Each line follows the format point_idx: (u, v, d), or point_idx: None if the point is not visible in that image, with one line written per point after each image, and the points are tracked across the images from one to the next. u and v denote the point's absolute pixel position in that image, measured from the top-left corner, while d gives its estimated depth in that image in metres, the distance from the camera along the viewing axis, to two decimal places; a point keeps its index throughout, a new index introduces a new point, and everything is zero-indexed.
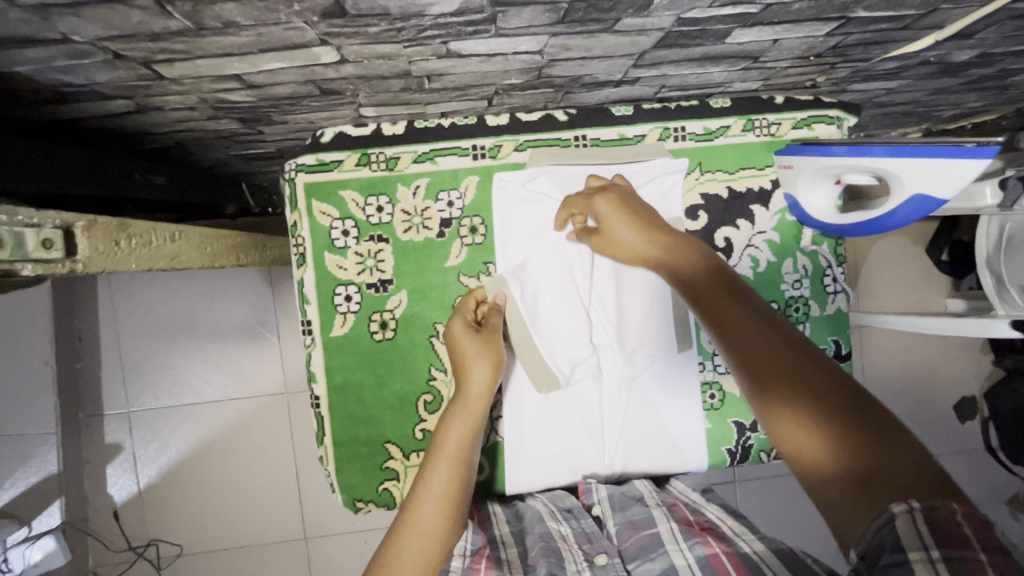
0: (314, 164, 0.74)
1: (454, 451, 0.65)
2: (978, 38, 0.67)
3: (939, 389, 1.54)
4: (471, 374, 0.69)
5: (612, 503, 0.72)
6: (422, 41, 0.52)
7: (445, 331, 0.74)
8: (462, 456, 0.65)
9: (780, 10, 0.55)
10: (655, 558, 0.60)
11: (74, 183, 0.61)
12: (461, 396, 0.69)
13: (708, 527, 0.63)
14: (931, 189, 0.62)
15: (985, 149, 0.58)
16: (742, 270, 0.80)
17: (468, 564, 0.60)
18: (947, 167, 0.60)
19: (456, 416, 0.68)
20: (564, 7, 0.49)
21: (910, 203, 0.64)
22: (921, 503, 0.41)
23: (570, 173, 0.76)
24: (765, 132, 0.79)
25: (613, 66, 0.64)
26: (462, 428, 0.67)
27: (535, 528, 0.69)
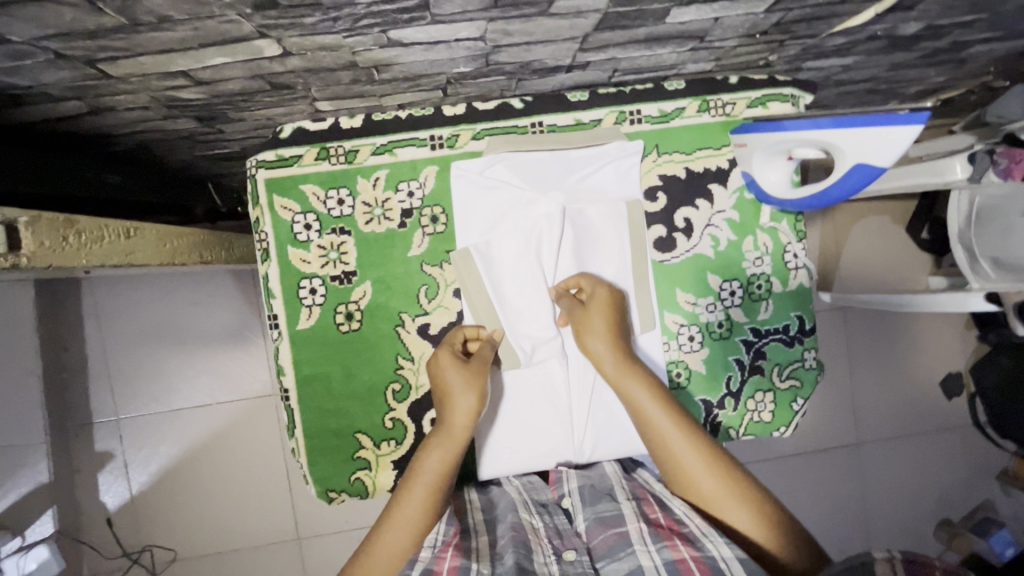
0: (273, 159, 0.75)
1: (430, 480, 0.66)
2: (920, 10, 0.68)
3: (924, 367, 1.55)
4: (455, 404, 0.70)
5: (582, 496, 0.71)
6: (360, 30, 0.53)
7: (432, 360, 0.75)
8: (437, 486, 0.66)
9: None
10: (622, 558, 0.58)
11: (24, 178, 0.59)
12: (444, 425, 0.70)
13: (677, 528, 0.61)
14: (871, 159, 0.62)
15: (918, 116, 0.59)
16: (702, 250, 0.81)
17: (435, 553, 0.59)
18: (886, 136, 0.61)
19: (438, 445, 0.69)
20: None
21: (852, 174, 0.65)
22: (902, 554, 0.48)
23: (527, 159, 0.77)
24: (721, 112, 0.80)
25: (559, 50, 0.65)
26: (441, 457, 0.68)
27: (507, 518, 0.68)
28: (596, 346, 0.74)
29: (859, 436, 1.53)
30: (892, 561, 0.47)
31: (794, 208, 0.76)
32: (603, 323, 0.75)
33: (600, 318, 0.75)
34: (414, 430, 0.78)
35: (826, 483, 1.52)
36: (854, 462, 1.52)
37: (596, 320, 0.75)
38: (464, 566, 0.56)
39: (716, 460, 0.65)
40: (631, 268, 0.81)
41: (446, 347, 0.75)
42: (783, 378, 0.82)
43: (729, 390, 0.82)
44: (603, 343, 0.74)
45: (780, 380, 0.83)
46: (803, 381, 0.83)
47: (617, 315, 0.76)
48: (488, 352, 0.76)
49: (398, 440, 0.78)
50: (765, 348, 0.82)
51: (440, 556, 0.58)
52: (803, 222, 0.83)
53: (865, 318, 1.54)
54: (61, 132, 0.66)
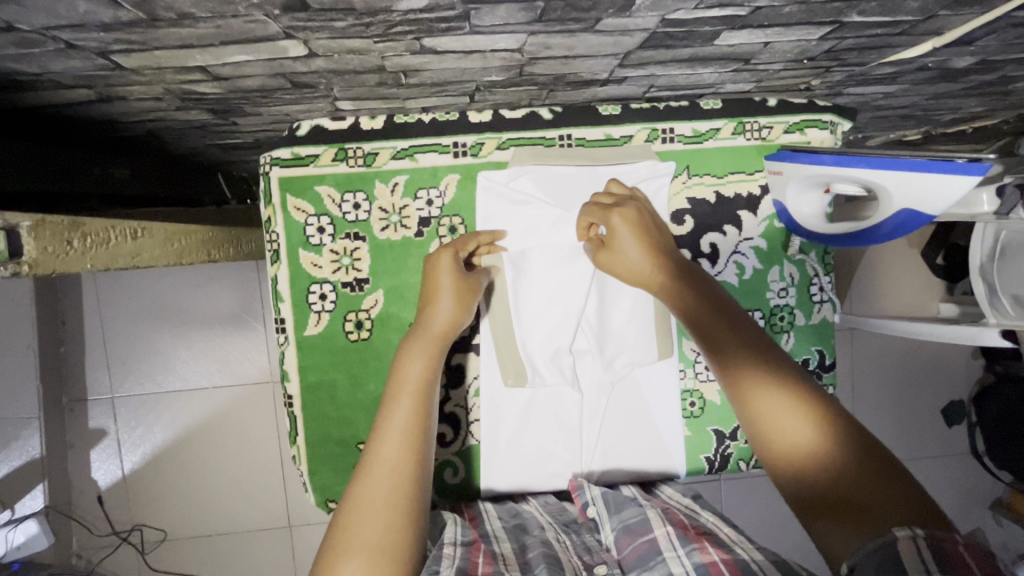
0: (289, 157, 0.72)
1: (415, 384, 0.59)
2: (979, 45, 0.64)
3: (928, 393, 1.54)
4: (438, 309, 0.66)
5: (605, 503, 0.70)
6: (393, 36, 0.50)
7: (429, 260, 0.70)
8: (421, 392, 0.59)
9: (769, 13, 0.51)
10: (654, 567, 0.56)
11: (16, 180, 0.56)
12: (425, 331, 0.64)
13: (703, 532, 0.61)
14: (917, 205, 0.61)
15: (978, 166, 0.55)
16: (727, 278, 0.79)
17: (466, 554, 0.57)
18: (935, 182, 0.58)
19: (418, 350, 0.62)
20: (540, 6, 0.46)
21: (898, 217, 0.63)
22: (925, 532, 0.40)
23: (554, 173, 0.74)
24: (756, 135, 0.77)
25: (598, 65, 0.62)
26: (426, 363, 0.61)
27: (534, 532, 0.66)
28: (635, 270, 0.66)
29: None
30: (915, 539, 0.40)
31: (823, 237, 0.74)
32: (642, 249, 0.66)
33: (631, 243, 0.66)
34: None
35: None
36: None
37: (632, 250, 0.66)
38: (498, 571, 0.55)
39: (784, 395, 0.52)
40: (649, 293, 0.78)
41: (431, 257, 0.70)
42: None
43: None
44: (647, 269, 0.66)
45: None
46: None
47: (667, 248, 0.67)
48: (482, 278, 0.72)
49: None
50: None
51: (473, 558, 0.56)
52: (831, 254, 0.80)
53: (875, 343, 1.52)
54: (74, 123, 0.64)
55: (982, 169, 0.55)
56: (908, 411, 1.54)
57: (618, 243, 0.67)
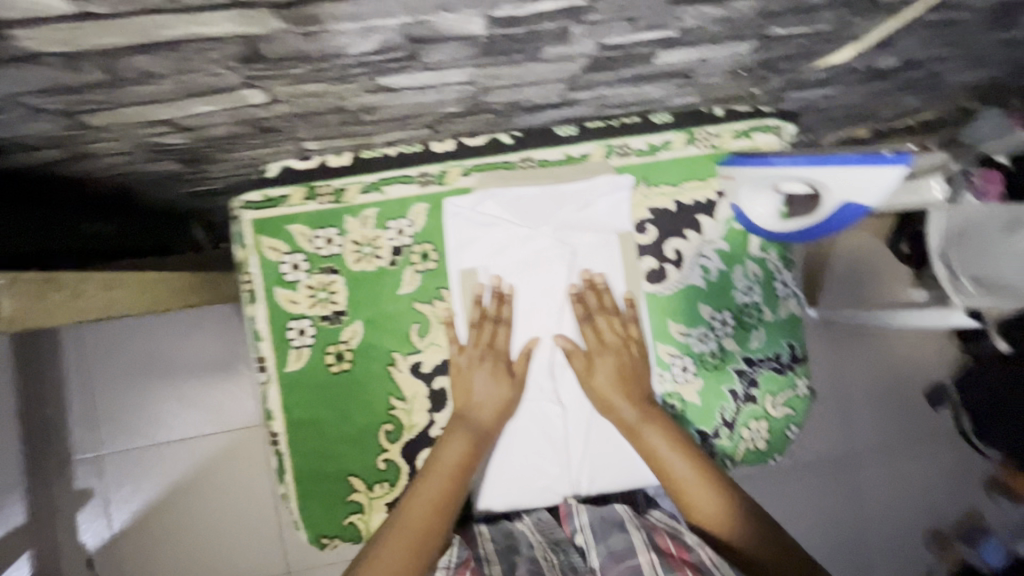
0: (260, 200, 0.74)
1: (454, 473, 0.69)
2: (898, 47, 0.70)
3: (909, 378, 1.57)
4: (472, 382, 0.75)
5: (592, 531, 0.71)
6: (348, 78, 0.53)
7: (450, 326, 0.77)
8: (455, 472, 0.70)
9: (698, 32, 0.55)
10: None
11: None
12: (467, 426, 0.73)
13: (688, 557, 0.64)
14: (854, 196, 0.65)
15: (901, 159, 0.59)
16: (693, 280, 0.81)
17: None
18: (868, 176, 0.62)
19: (455, 437, 0.72)
20: (483, 42, 0.50)
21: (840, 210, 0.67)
22: None
23: (518, 194, 0.76)
24: (707, 143, 0.81)
25: (547, 90, 0.66)
26: (466, 452, 0.71)
27: (522, 549, 0.68)
28: (604, 385, 0.76)
29: (850, 451, 1.54)
30: None
31: (796, 233, 0.75)
32: (611, 363, 0.77)
33: (609, 361, 0.77)
34: (408, 472, 0.77)
35: (816, 492, 1.52)
36: (845, 477, 1.53)
37: (605, 366, 0.77)
38: None
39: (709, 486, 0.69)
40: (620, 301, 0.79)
41: (480, 348, 0.76)
42: (777, 406, 0.82)
43: (724, 420, 0.82)
44: (613, 383, 0.76)
45: (774, 408, 0.83)
46: (795, 408, 0.83)
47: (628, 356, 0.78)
48: (501, 340, 0.76)
49: (392, 482, 0.77)
50: (758, 377, 0.82)
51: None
52: (790, 250, 0.84)
53: (853, 335, 1.56)
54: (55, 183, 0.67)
55: (904, 162, 0.59)
56: (892, 397, 1.57)
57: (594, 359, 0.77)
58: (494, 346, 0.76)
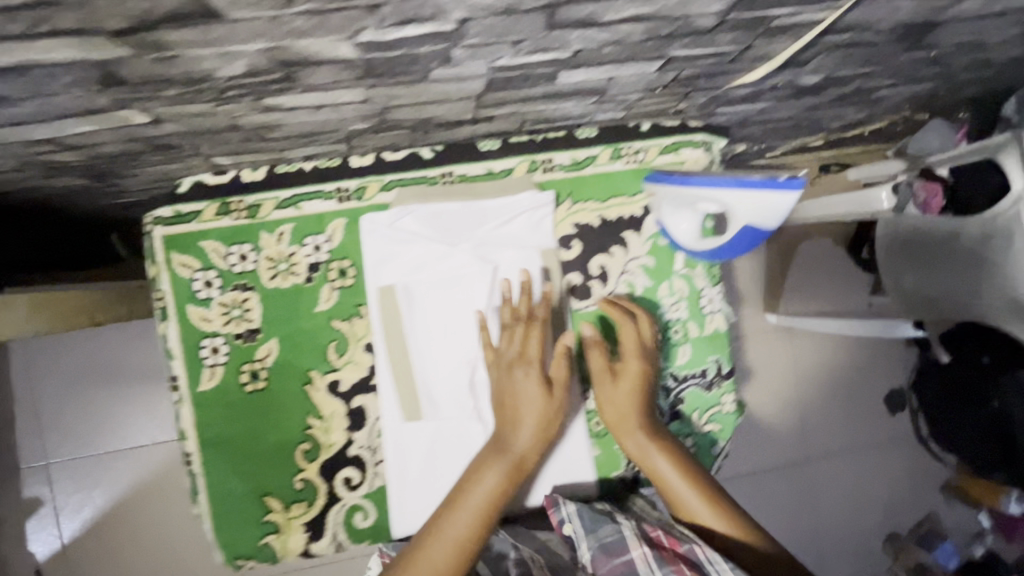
0: (171, 216, 0.72)
1: (484, 501, 0.64)
2: (814, 65, 0.69)
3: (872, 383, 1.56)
4: (518, 379, 0.71)
5: (582, 520, 0.68)
6: (229, 99, 0.51)
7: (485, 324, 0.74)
8: (487, 510, 0.64)
9: (593, 54, 0.54)
10: None
11: None
12: (502, 443, 0.69)
13: (680, 548, 0.61)
14: (758, 221, 0.67)
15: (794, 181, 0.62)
16: (618, 297, 0.81)
17: None
18: (776, 201, 0.64)
19: (494, 465, 0.67)
20: (361, 64, 0.48)
21: (744, 233, 0.69)
22: None
23: (437, 210, 0.75)
24: (632, 159, 0.81)
25: (456, 108, 0.65)
26: (500, 479, 0.66)
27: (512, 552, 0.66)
28: (621, 400, 0.73)
29: (810, 454, 1.52)
30: None
31: (707, 254, 0.76)
32: (637, 376, 0.73)
33: (632, 369, 0.74)
34: (326, 491, 0.76)
35: (774, 496, 1.50)
36: (804, 480, 1.51)
37: (630, 379, 0.73)
38: None
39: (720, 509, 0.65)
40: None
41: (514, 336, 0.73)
42: (703, 422, 0.82)
43: None
44: (631, 397, 0.73)
45: (701, 423, 0.83)
46: (723, 424, 0.83)
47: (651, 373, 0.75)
48: (533, 347, 0.72)
49: (309, 502, 0.76)
50: (683, 394, 0.82)
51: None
52: (717, 266, 0.83)
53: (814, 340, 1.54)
54: None
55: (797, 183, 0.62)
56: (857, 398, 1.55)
57: (622, 374, 0.74)
58: (526, 351, 0.72)
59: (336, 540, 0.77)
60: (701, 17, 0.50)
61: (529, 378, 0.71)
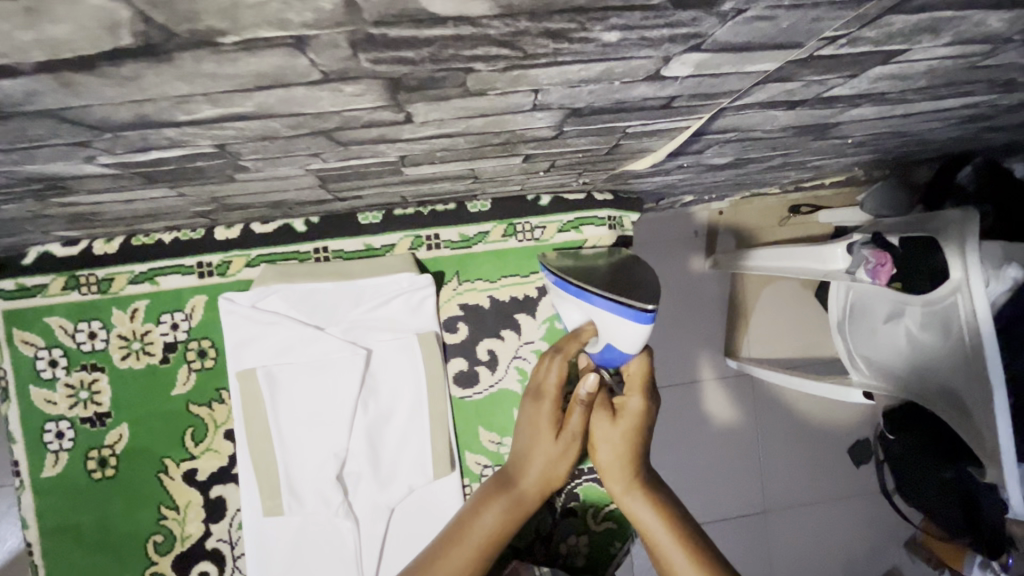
0: (14, 289, 0.67)
1: (481, 538, 0.61)
2: (714, 152, 0.62)
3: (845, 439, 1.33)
4: (536, 417, 0.64)
5: None
6: (1, 201, 0.45)
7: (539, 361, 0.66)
8: (486, 548, 0.60)
9: (425, 157, 0.48)
10: None
11: None
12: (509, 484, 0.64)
13: None
14: (617, 342, 0.59)
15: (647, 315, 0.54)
16: (508, 384, 0.75)
17: None
18: (634, 331, 0.56)
19: (496, 504, 0.62)
20: (132, 176, 0.42)
21: (607, 350, 0.62)
22: None
23: (304, 289, 0.69)
24: (529, 236, 0.75)
25: (305, 193, 0.58)
26: (500, 516, 0.62)
27: None
28: (606, 445, 0.62)
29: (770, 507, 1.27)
30: None
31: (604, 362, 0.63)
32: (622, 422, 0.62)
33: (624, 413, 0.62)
34: None
35: (726, 554, 1.30)
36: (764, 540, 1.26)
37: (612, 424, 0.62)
38: None
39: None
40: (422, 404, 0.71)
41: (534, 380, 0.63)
42: (598, 521, 0.78)
43: (540, 533, 0.78)
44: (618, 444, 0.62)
45: (596, 522, 0.78)
46: (620, 524, 0.79)
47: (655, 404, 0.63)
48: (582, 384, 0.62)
49: None
50: (578, 489, 0.78)
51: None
52: None
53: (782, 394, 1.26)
54: None
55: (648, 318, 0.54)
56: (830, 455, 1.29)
57: (620, 409, 0.62)
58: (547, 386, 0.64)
59: None
60: (534, 129, 0.43)
61: (545, 412, 0.64)
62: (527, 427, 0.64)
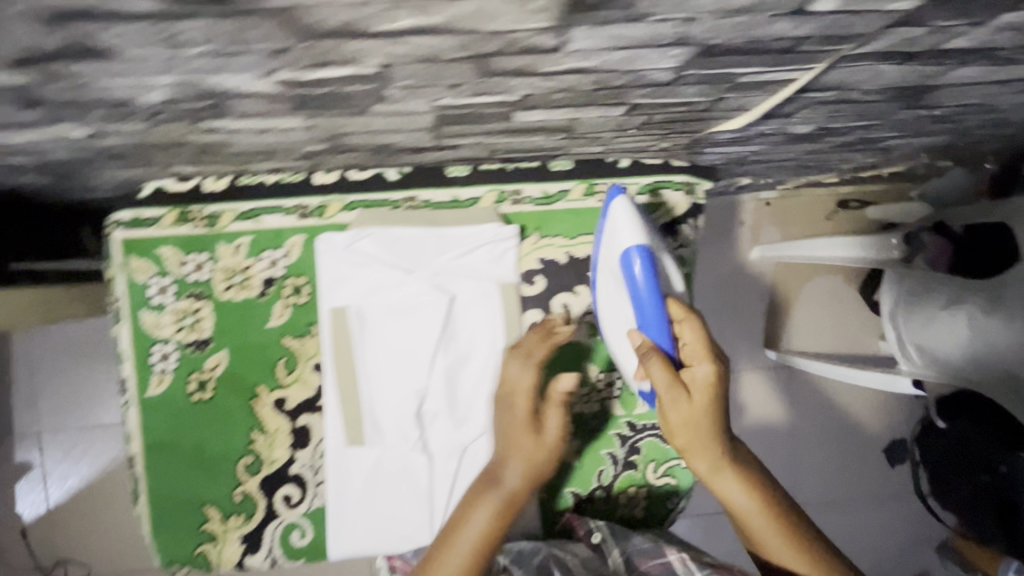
0: (130, 219, 0.72)
1: (478, 534, 0.63)
2: (802, 116, 0.64)
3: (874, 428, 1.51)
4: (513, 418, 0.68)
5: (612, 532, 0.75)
6: (163, 121, 0.50)
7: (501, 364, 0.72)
8: (487, 544, 0.63)
9: (544, 98, 0.51)
10: None
11: None
12: (497, 479, 0.67)
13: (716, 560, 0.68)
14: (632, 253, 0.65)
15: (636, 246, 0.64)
16: (580, 338, 0.78)
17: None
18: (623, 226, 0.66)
19: (483, 504, 0.65)
20: (291, 98, 0.46)
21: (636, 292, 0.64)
22: None
23: (397, 234, 0.74)
24: (607, 197, 0.77)
25: (414, 137, 0.62)
26: (489, 519, 0.64)
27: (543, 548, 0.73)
28: (679, 423, 0.61)
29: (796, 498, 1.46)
30: None
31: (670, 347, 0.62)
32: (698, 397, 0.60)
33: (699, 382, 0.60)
34: (266, 505, 0.76)
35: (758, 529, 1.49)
36: None
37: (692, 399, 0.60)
38: None
39: (801, 543, 0.64)
40: (492, 362, 0.75)
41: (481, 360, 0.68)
42: (657, 475, 0.80)
43: (600, 483, 0.80)
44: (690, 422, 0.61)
45: (656, 476, 0.80)
46: (679, 479, 0.80)
47: (725, 369, 0.61)
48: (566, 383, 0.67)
49: (247, 514, 0.76)
50: (640, 444, 0.79)
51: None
52: None
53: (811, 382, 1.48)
54: None
55: (638, 253, 0.63)
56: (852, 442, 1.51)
57: (689, 382, 0.61)
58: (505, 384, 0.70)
59: (271, 555, 0.77)
60: (655, 71, 0.46)
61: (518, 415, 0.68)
62: (502, 433, 0.69)
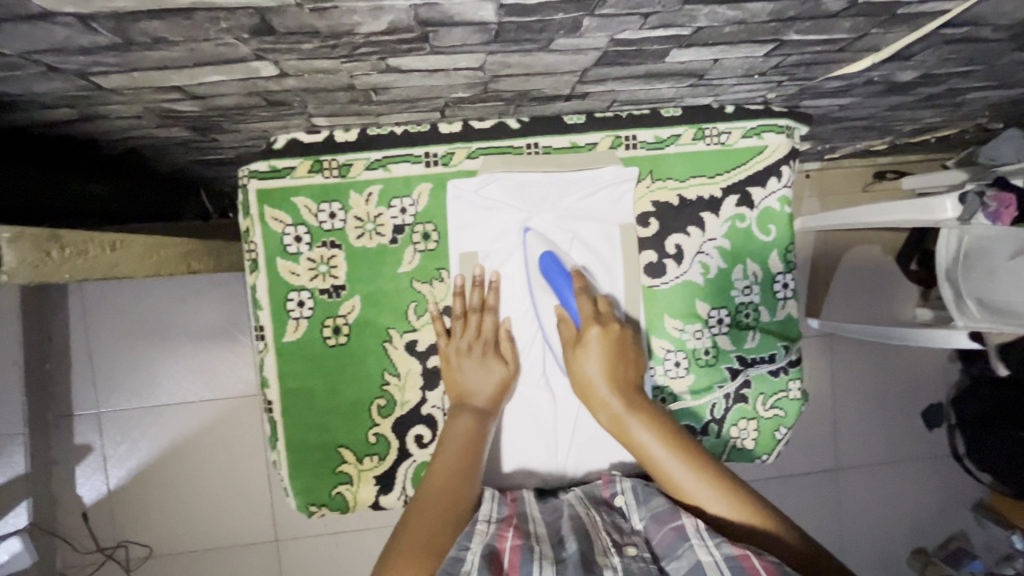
0: (267, 170, 0.75)
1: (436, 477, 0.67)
2: (918, 60, 0.68)
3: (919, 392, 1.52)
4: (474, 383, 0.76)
5: (636, 494, 0.68)
6: (358, 57, 0.53)
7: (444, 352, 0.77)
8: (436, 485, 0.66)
9: (712, 33, 0.55)
10: (683, 554, 0.56)
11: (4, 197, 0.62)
12: (467, 403, 0.75)
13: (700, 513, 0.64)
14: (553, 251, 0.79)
15: (544, 253, 0.78)
16: (692, 277, 0.82)
17: (496, 530, 0.61)
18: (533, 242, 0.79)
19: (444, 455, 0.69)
20: (494, 28, 0.50)
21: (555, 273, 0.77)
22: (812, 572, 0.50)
23: (520, 180, 0.78)
24: (716, 140, 0.81)
25: (558, 81, 0.65)
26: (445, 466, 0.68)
27: (565, 509, 0.70)
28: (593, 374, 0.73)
29: (840, 463, 1.50)
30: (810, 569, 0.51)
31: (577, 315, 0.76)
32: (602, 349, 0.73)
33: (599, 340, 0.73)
34: (397, 446, 0.78)
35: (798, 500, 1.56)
36: (834, 489, 1.50)
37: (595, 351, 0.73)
38: (525, 545, 0.58)
39: (712, 481, 0.65)
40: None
41: (472, 349, 0.77)
42: (767, 407, 0.84)
43: (713, 417, 0.83)
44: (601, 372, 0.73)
45: (764, 408, 0.84)
46: (786, 410, 0.84)
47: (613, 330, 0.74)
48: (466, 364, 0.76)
49: (381, 456, 0.78)
50: (750, 376, 0.83)
51: (502, 533, 0.60)
52: (793, 253, 0.84)
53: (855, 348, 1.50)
54: (69, 144, 0.68)
55: (550, 257, 0.77)
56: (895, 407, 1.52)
57: (583, 342, 0.74)
58: (482, 333, 0.78)
59: (405, 495, 0.79)
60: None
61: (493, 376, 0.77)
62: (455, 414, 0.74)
